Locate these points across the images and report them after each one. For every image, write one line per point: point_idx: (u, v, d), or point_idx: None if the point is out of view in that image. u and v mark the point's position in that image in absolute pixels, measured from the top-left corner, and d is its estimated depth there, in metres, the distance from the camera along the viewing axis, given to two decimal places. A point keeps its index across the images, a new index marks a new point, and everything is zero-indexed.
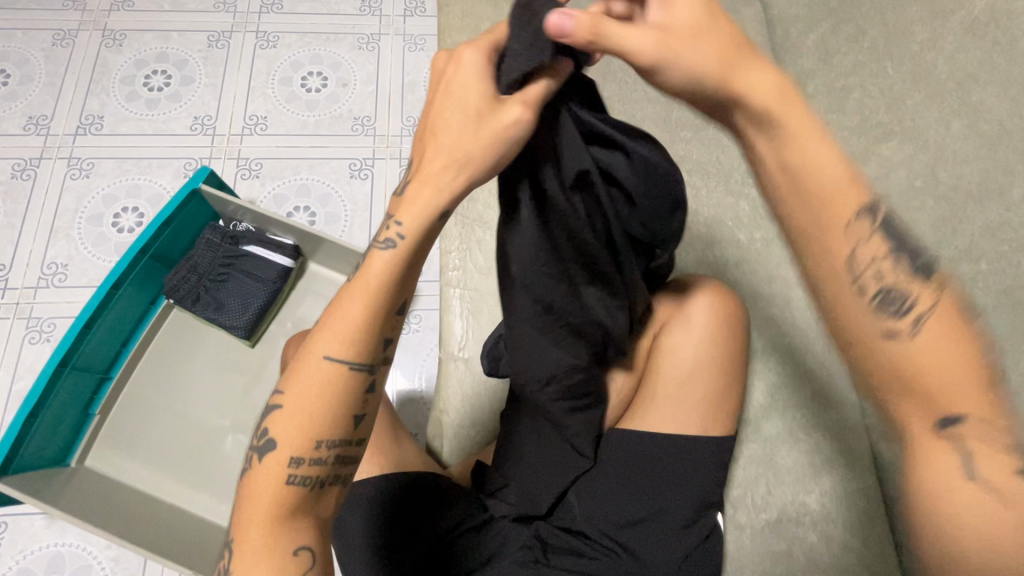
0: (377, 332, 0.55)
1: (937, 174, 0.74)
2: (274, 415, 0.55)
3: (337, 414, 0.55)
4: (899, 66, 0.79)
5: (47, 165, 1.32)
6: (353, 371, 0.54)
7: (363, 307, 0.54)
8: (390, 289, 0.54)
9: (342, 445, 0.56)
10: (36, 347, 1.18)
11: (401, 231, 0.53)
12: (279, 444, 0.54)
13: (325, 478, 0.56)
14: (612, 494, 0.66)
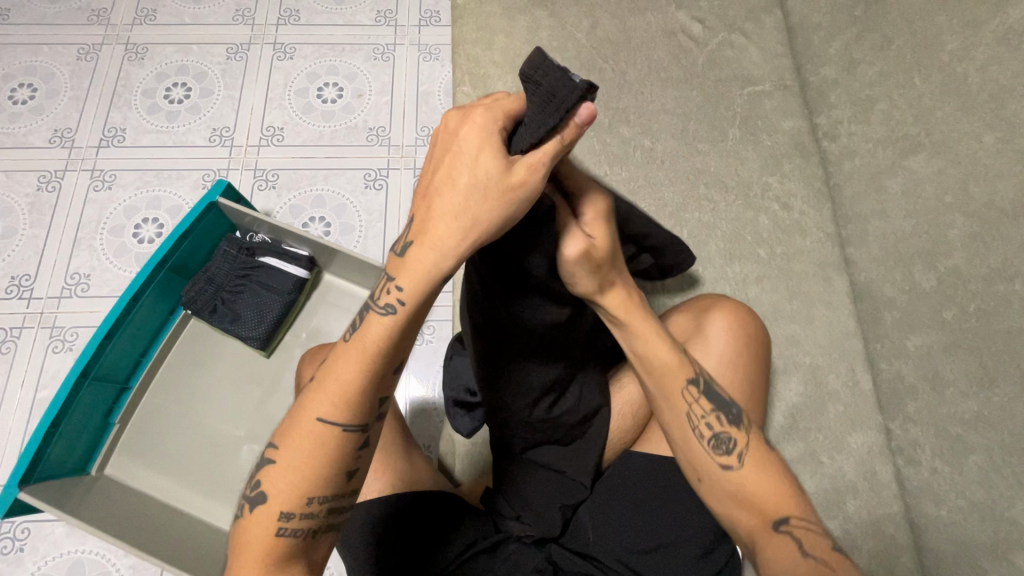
0: (369, 392, 0.54)
1: (968, 190, 0.71)
2: (268, 470, 0.55)
3: (327, 470, 0.55)
4: (928, 77, 0.77)
5: (71, 177, 1.35)
6: (346, 432, 0.54)
7: (358, 370, 0.54)
8: (399, 338, 0.53)
9: (333, 500, 0.56)
10: (59, 356, 1.21)
11: (402, 296, 0.51)
12: (270, 498, 0.55)
13: (319, 529, 0.56)
14: (625, 518, 0.65)
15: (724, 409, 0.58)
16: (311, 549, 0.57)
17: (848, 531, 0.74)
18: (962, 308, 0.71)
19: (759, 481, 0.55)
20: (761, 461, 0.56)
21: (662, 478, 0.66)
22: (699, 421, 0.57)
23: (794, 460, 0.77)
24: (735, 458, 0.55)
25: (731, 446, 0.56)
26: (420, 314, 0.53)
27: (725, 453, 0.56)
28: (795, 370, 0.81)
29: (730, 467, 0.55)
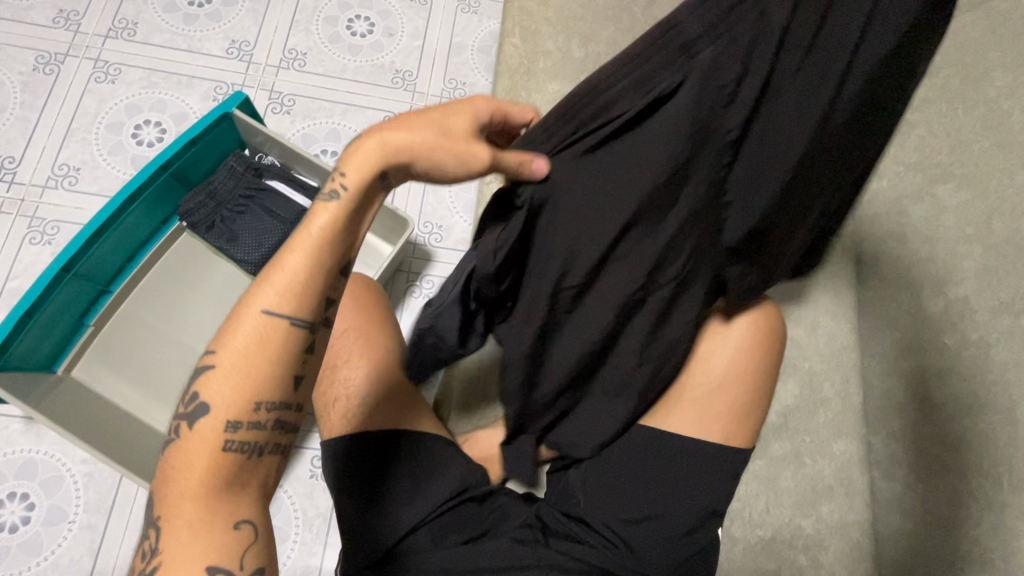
0: (315, 286, 0.53)
1: (991, 225, 0.72)
2: (207, 376, 0.53)
3: (275, 374, 0.53)
4: (971, 109, 0.78)
5: (72, 63, 1.26)
6: (294, 326, 0.53)
7: (308, 268, 0.53)
8: (339, 235, 0.53)
9: (279, 408, 0.54)
10: (36, 248, 1.14)
11: (344, 184, 0.52)
12: (212, 409, 0.52)
13: (265, 444, 0.54)
14: (617, 483, 0.66)
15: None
16: (259, 468, 0.55)
17: (819, 531, 0.77)
18: (963, 337, 0.72)
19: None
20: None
21: (659, 449, 0.66)
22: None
23: (778, 458, 0.80)
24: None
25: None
26: (360, 205, 0.53)
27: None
28: (794, 373, 0.84)
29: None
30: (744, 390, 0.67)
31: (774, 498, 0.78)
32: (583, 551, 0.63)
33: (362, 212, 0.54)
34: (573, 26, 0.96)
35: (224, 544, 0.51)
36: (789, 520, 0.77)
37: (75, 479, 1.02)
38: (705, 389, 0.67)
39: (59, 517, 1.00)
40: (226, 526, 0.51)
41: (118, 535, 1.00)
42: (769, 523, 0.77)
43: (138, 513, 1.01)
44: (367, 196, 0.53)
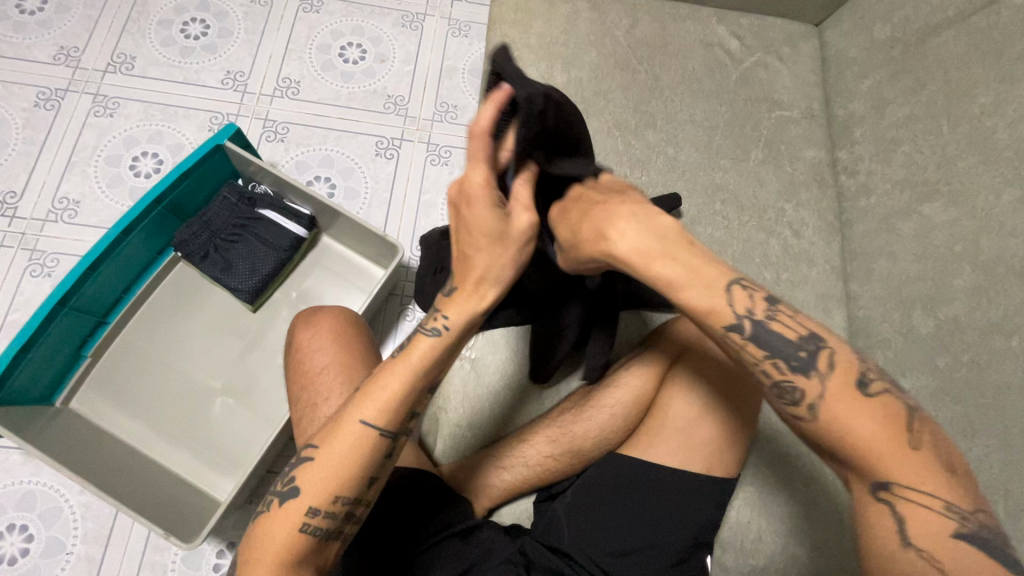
0: (411, 406, 0.57)
1: (979, 243, 0.72)
2: (303, 465, 0.56)
3: (354, 474, 0.56)
4: (956, 126, 0.78)
5: (72, 98, 1.30)
6: (382, 438, 0.56)
7: (402, 386, 0.57)
8: (442, 360, 0.58)
9: (355, 502, 0.57)
10: (36, 281, 1.16)
11: (447, 323, 0.57)
12: (299, 493, 0.55)
13: (339, 527, 0.57)
14: (603, 515, 0.65)
15: (788, 352, 0.50)
16: (327, 544, 0.57)
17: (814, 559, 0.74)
18: (955, 357, 0.72)
19: (847, 417, 0.47)
20: (842, 397, 0.48)
21: (640, 479, 0.65)
22: (755, 367, 0.51)
23: (772, 484, 0.77)
24: (805, 409, 0.49)
25: (802, 394, 0.49)
26: (459, 341, 0.58)
27: (791, 404, 0.50)
28: None
29: (801, 420, 0.49)
30: (728, 419, 0.67)
31: (769, 526, 0.75)
32: None
33: (461, 343, 0.59)
34: (554, 51, 0.96)
35: None
36: (784, 549, 0.74)
37: (73, 510, 1.03)
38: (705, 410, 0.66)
39: (57, 549, 1.00)
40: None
41: (116, 565, 1.00)
42: (763, 553, 0.74)
43: (134, 543, 1.02)
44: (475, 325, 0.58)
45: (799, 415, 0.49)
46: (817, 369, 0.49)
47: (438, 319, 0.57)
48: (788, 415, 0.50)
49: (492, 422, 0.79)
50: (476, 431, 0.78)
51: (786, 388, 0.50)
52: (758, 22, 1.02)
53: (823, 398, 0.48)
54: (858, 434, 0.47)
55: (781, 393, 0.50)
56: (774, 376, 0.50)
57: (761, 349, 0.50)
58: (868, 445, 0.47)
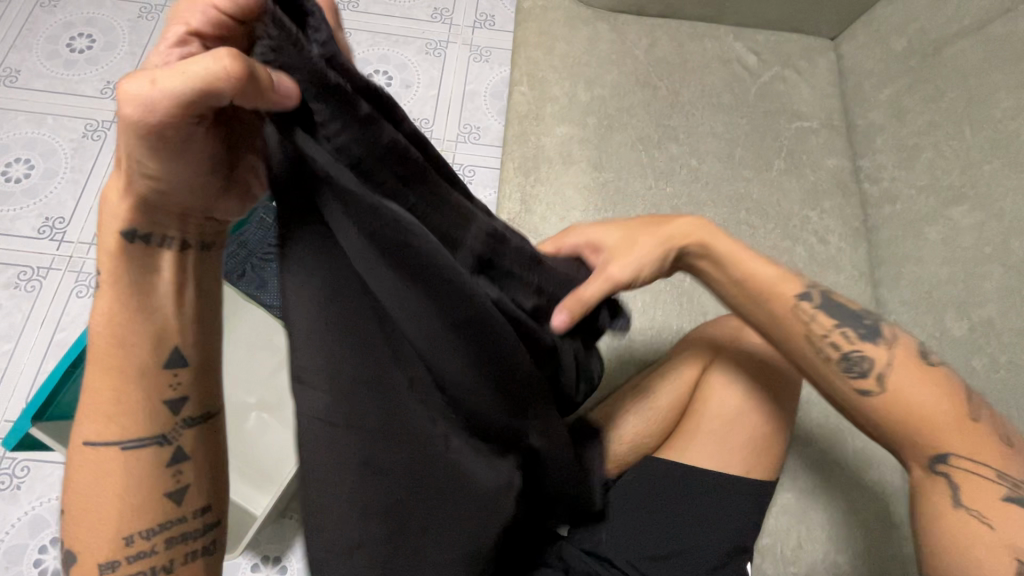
0: (147, 390, 0.47)
1: (1009, 245, 0.73)
2: (69, 526, 0.47)
3: (142, 499, 0.47)
4: (978, 131, 0.79)
5: (117, 129, 1.37)
6: (137, 446, 0.47)
7: (121, 387, 0.47)
8: (127, 317, 0.46)
9: (160, 531, 0.47)
10: (82, 301, 1.22)
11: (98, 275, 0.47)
12: (80, 556, 0.46)
13: (163, 575, 0.48)
14: (643, 522, 0.65)
15: (853, 324, 0.63)
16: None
17: (856, 567, 0.73)
18: (992, 359, 0.71)
19: (910, 391, 0.58)
20: (906, 370, 0.59)
21: (680, 484, 0.65)
22: (825, 340, 0.62)
23: (808, 490, 0.76)
24: (874, 380, 0.59)
25: (867, 366, 0.60)
26: (134, 284, 0.46)
27: (859, 375, 0.60)
28: (818, 402, 0.80)
29: (870, 393, 0.59)
30: (764, 420, 0.67)
31: (807, 533, 0.74)
32: None
33: (131, 292, 0.46)
34: (577, 71, 1.00)
35: None
36: (824, 556, 0.73)
37: None
38: (735, 412, 0.67)
39: None
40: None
41: None
42: (803, 559, 0.73)
43: None
44: (148, 259, 0.46)
45: (866, 389, 0.60)
46: (884, 341, 0.61)
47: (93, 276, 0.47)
48: (857, 390, 0.60)
49: None
50: None
51: (854, 361, 0.60)
52: (773, 38, 1.05)
53: (886, 366, 0.59)
54: (925, 409, 0.57)
55: (853, 366, 0.61)
56: (839, 348, 0.62)
57: (828, 321, 0.63)
58: (934, 422, 0.57)
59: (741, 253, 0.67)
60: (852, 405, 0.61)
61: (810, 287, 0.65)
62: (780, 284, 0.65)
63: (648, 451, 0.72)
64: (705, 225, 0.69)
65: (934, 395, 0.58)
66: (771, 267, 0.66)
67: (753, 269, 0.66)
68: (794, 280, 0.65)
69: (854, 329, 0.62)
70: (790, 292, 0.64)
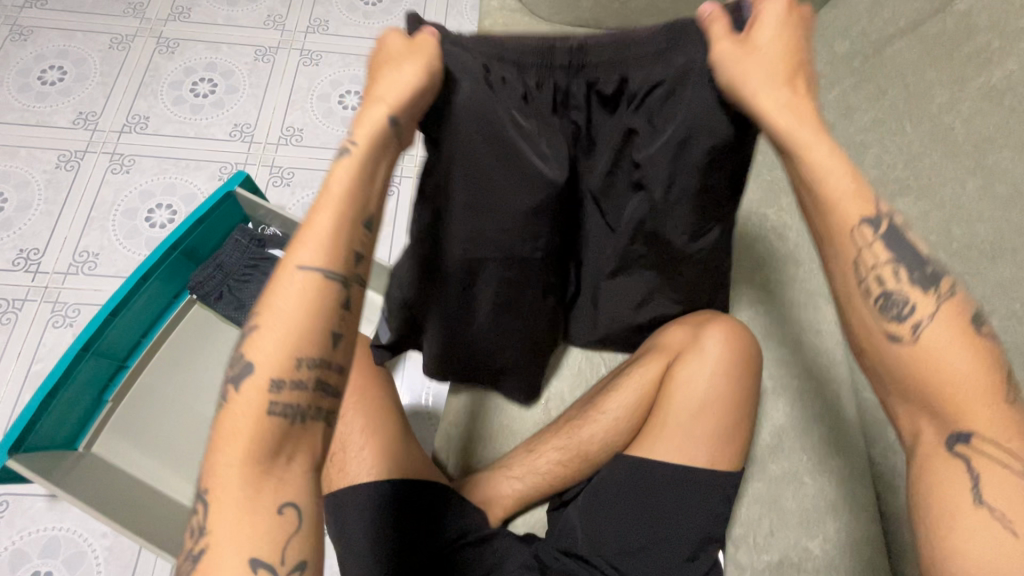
0: (346, 239, 0.51)
1: (951, 231, 0.76)
2: (252, 337, 0.49)
3: (315, 327, 0.49)
4: (918, 125, 0.83)
5: (90, 159, 1.38)
6: (330, 282, 0.50)
7: (337, 231, 0.50)
8: (364, 189, 0.52)
9: (321, 366, 0.49)
10: (58, 331, 1.21)
11: (354, 140, 0.51)
12: (256, 369, 0.48)
13: (307, 412, 0.49)
14: (615, 516, 0.67)
15: (909, 262, 0.50)
16: (307, 446, 0.50)
17: (827, 551, 0.75)
18: None
19: (944, 349, 0.48)
20: (950, 324, 0.48)
21: (649, 479, 0.67)
22: (868, 274, 0.51)
23: (778, 478, 0.78)
24: (909, 328, 0.49)
25: (905, 310, 0.49)
26: (377, 157, 0.52)
27: (895, 318, 0.50)
28: (784, 391, 0.83)
29: (899, 340, 0.49)
30: (726, 413, 0.69)
31: (778, 520, 0.76)
32: None
33: (376, 167, 0.52)
34: None
35: (274, 537, 0.47)
36: (796, 542, 0.75)
37: (97, 554, 1.04)
38: (697, 405, 0.70)
39: None
40: (269, 519, 0.47)
41: None
42: (775, 546, 0.75)
43: None
44: (388, 144, 0.52)
45: (896, 335, 0.49)
46: (935, 287, 0.50)
47: (345, 139, 0.51)
48: (886, 333, 0.50)
49: (502, 435, 0.80)
50: (486, 444, 0.80)
51: (895, 300, 0.50)
52: None
53: (928, 316, 0.49)
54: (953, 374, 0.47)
55: (890, 307, 0.50)
56: (881, 283, 0.50)
57: (885, 251, 0.50)
58: None
59: (816, 140, 0.50)
60: (871, 355, 0.52)
61: (884, 212, 0.51)
62: (849, 198, 0.51)
63: (617, 448, 0.72)
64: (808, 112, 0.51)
65: (968, 355, 0.47)
66: (850, 176, 0.51)
67: (819, 163, 0.50)
68: (867, 198, 0.51)
69: (911, 269, 0.50)
70: (854, 212, 0.51)
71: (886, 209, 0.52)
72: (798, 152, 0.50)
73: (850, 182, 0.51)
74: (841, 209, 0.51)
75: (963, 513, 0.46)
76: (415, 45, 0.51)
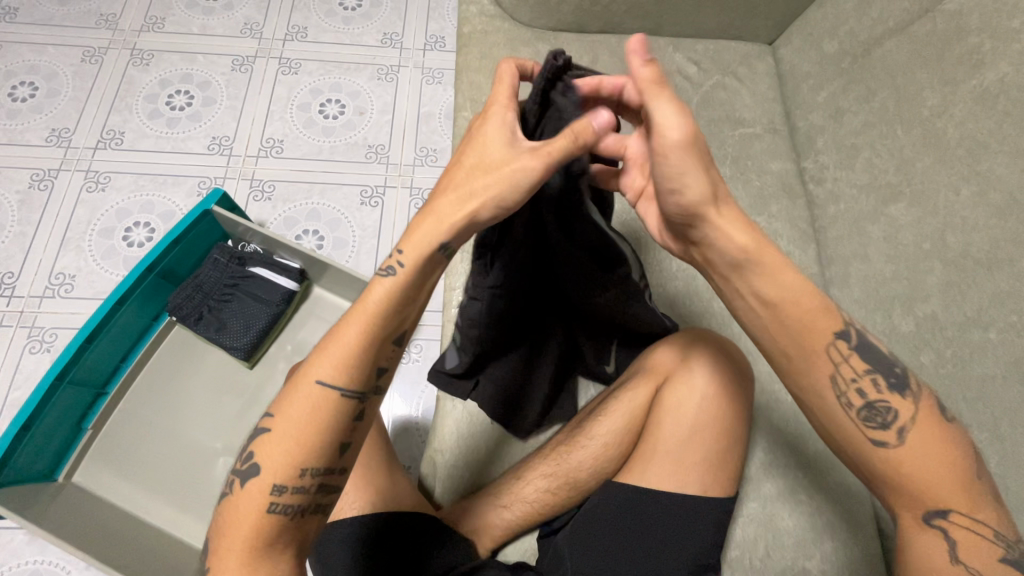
0: (369, 359, 0.56)
1: (945, 239, 0.74)
2: (261, 439, 0.55)
3: (319, 439, 0.55)
4: (909, 129, 0.80)
5: (64, 177, 1.34)
6: (342, 398, 0.56)
7: (361, 349, 0.56)
8: (399, 306, 0.56)
9: (324, 473, 0.56)
10: (36, 356, 1.18)
11: (401, 261, 0.55)
12: (263, 469, 0.55)
13: (307, 507, 0.56)
14: (606, 546, 0.65)
15: (883, 371, 0.58)
16: (301, 534, 0.57)
17: (824, 572, 0.73)
18: (938, 354, 0.72)
19: (920, 449, 0.56)
20: (927, 426, 0.56)
21: (639, 507, 0.65)
22: (848, 387, 0.58)
23: (773, 497, 0.76)
24: (894, 433, 0.56)
25: (888, 418, 0.57)
26: (416, 281, 0.56)
27: (879, 426, 0.57)
28: (778, 407, 0.81)
29: (886, 445, 0.56)
30: (717, 437, 0.67)
31: (774, 541, 0.74)
32: None
33: (418, 288, 0.57)
34: None
35: None
36: (792, 563, 0.73)
37: None
38: (688, 430, 0.67)
39: None
40: None
41: None
42: (771, 568, 0.73)
43: None
44: (430, 268, 0.56)
45: (884, 441, 0.56)
46: (909, 391, 0.57)
47: (393, 257, 0.56)
48: (871, 440, 0.57)
49: (490, 461, 0.78)
50: (474, 470, 0.78)
51: (878, 409, 0.57)
52: (713, 46, 1.07)
53: (909, 419, 0.56)
54: (927, 465, 0.55)
55: (873, 416, 0.57)
56: (865, 395, 0.57)
57: (859, 365, 0.57)
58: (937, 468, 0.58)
59: (782, 264, 0.56)
60: (860, 452, 0.58)
61: (849, 328, 0.58)
62: (820, 324, 0.57)
63: (608, 474, 0.71)
64: (763, 241, 0.56)
65: (938, 450, 0.56)
66: (815, 299, 0.57)
67: (790, 290, 0.56)
68: (833, 314, 0.58)
69: (882, 375, 0.58)
70: (826, 334, 0.57)
71: (848, 320, 0.59)
72: (769, 277, 0.56)
73: (819, 306, 0.57)
74: (814, 329, 0.57)
75: (941, 570, 0.55)
76: (497, 163, 0.53)
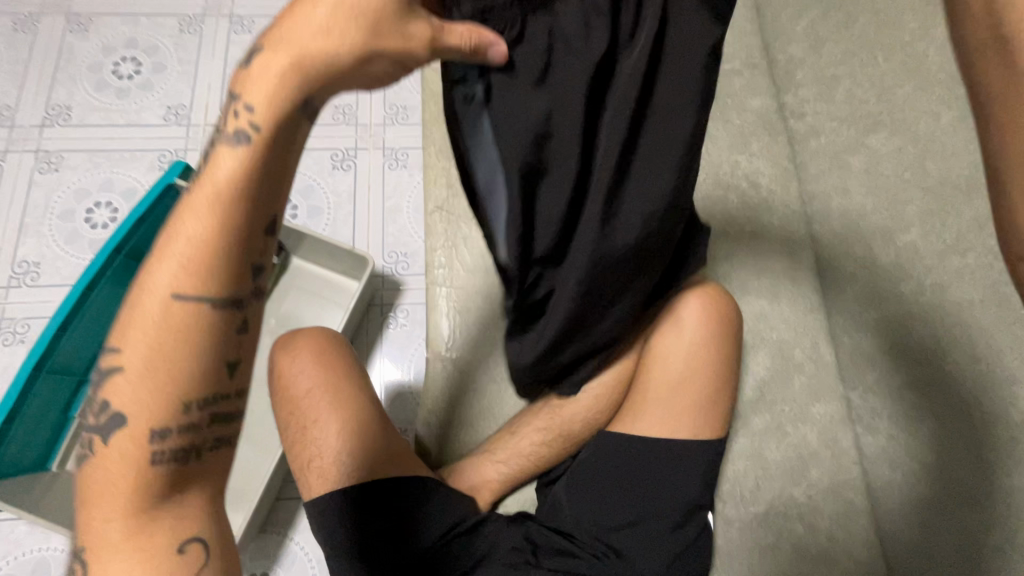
0: (235, 253, 0.44)
1: (925, 167, 0.73)
2: (109, 376, 0.44)
3: (187, 364, 0.44)
4: (890, 56, 0.78)
5: (12, 159, 1.26)
6: (208, 308, 0.44)
7: (216, 246, 0.43)
8: (256, 180, 0.43)
9: (209, 399, 0.46)
10: (10, 349, 1.15)
11: (253, 119, 0.42)
12: (125, 418, 0.44)
13: (202, 446, 0.47)
14: (601, 491, 0.67)
15: None
16: (213, 472, 0.49)
17: (812, 497, 0.76)
18: (918, 282, 0.74)
19: None
20: None
21: (630, 453, 0.67)
22: None
23: (761, 432, 0.79)
24: None
25: None
26: (271, 150, 0.43)
27: None
28: (763, 345, 0.83)
29: None
30: (704, 380, 0.69)
31: (763, 472, 0.77)
32: (574, 565, 0.65)
33: (269, 161, 0.43)
34: None
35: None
36: (782, 491, 0.76)
37: None
38: (676, 376, 0.69)
39: None
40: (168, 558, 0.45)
41: None
42: (762, 498, 0.76)
43: None
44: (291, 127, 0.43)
45: None
46: None
47: (235, 112, 0.42)
48: None
49: (481, 420, 0.80)
50: (466, 428, 0.79)
51: None
52: None
53: None
54: None
55: None
56: None
57: None
58: None
59: None
60: None
61: None
62: None
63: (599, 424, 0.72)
64: None
65: None
66: None
67: None
68: None
69: None
70: None
71: None
72: None
73: None
74: None
75: None
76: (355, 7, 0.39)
